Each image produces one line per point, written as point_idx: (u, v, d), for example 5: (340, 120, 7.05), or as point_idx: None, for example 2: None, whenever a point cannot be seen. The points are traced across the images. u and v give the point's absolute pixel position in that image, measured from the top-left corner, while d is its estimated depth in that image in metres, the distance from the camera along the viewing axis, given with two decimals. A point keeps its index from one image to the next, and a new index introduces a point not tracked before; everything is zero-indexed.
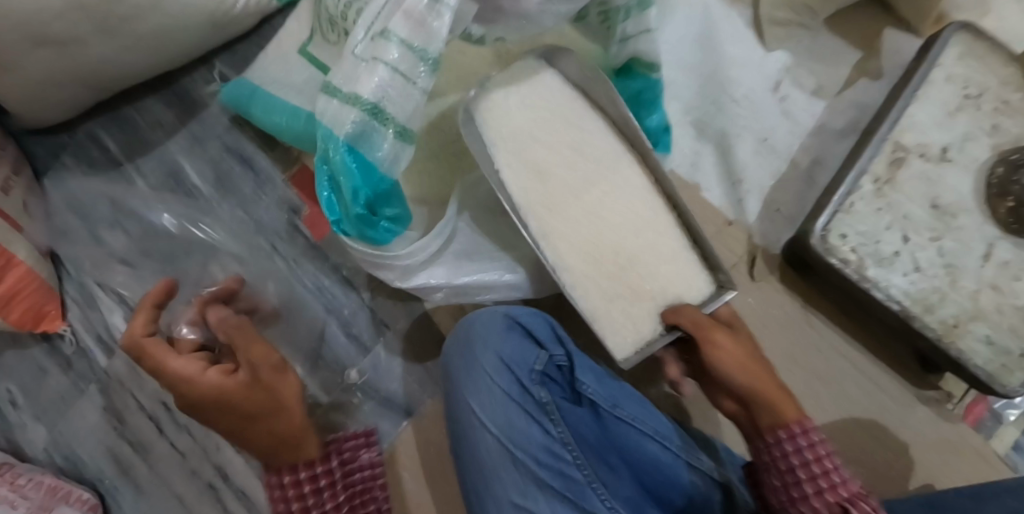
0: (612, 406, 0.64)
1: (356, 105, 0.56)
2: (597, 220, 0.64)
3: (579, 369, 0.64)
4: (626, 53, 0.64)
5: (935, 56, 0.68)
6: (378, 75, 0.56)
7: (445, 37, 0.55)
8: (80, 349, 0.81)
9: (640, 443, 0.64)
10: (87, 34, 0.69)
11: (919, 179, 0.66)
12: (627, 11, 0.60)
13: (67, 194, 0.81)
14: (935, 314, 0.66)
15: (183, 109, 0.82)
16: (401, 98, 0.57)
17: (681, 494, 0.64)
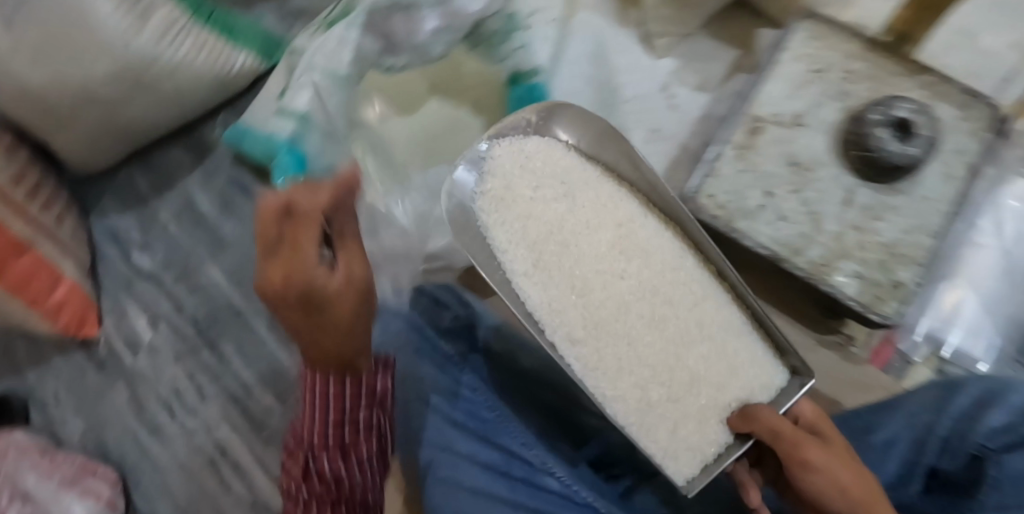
0: (509, 357, 0.78)
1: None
2: (651, 325, 0.74)
3: (480, 327, 0.80)
4: (509, 69, 0.79)
5: (784, 41, 0.80)
6: None
7: None
8: (111, 350, 0.98)
9: (539, 391, 0.77)
10: (124, 95, 0.91)
11: (777, 142, 0.77)
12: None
13: (110, 226, 1.01)
14: (804, 256, 0.75)
15: (196, 151, 1.02)
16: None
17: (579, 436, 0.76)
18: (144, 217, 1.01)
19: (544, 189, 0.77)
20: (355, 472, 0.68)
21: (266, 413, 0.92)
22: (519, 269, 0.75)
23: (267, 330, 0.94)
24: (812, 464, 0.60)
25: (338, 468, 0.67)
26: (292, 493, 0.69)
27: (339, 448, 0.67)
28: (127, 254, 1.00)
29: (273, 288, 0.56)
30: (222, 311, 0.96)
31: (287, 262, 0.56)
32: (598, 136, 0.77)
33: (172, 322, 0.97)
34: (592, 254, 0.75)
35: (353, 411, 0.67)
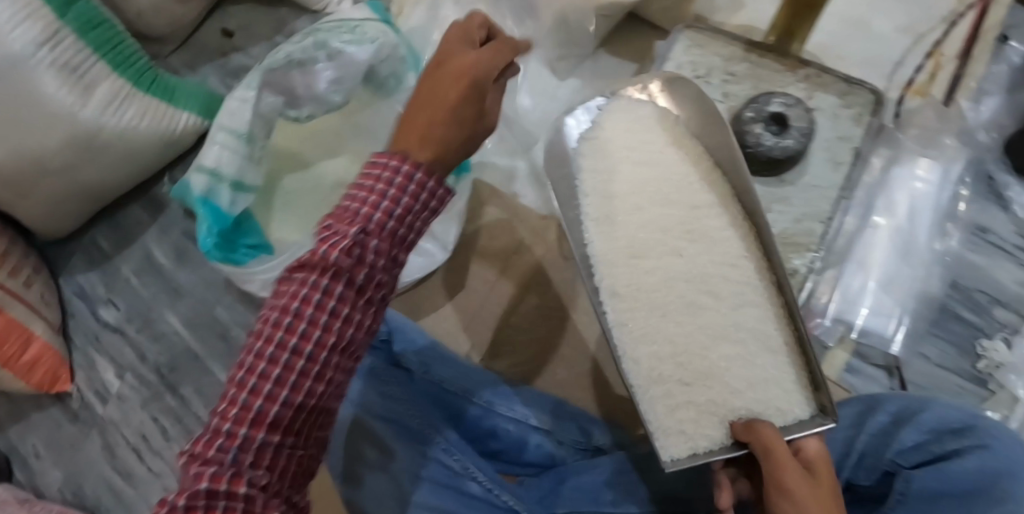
0: (424, 370, 0.78)
1: (202, 172, 0.78)
2: (688, 316, 0.70)
3: (397, 340, 0.79)
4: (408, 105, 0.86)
5: (667, 52, 0.84)
6: (210, 150, 0.78)
7: (248, 117, 0.78)
8: (83, 402, 1.04)
9: (457, 402, 0.77)
10: (77, 163, 0.98)
11: None
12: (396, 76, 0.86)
13: (77, 286, 1.08)
14: None
15: (153, 209, 1.09)
16: (234, 165, 0.78)
17: (497, 440, 0.78)
18: (108, 274, 1.08)
19: (646, 150, 0.76)
20: (346, 304, 0.49)
21: None
22: (592, 214, 0.75)
23: (223, 370, 1.00)
24: (798, 499, 0.55)
25: (319, 304, 0.48)
26: (247, 358, 0.49)
27: (357, 247, 0.48)
28: (94, 310, 1.07)
29: (418, 136, 0.52)
30: (182, 355, 1.02)
31: (410, 120, 0.53)
32: (705, 121, 0.74)
33: (137, 371, 1.03)
34: (661, 229, 0.74)
35: (364, 254, 0.49)
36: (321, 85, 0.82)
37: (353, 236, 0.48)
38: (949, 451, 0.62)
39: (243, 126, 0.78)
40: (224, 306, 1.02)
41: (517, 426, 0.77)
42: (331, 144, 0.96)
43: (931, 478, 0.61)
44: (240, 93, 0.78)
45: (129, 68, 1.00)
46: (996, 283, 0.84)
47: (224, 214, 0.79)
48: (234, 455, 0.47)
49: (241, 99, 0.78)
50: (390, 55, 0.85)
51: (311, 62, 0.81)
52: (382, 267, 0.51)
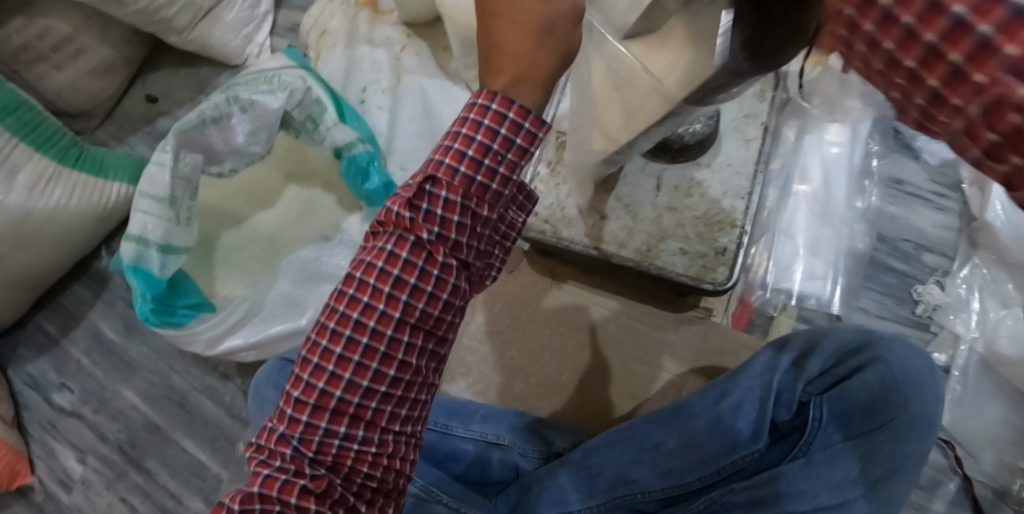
0: None
1: (129, 241, 0.77)
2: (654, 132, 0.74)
3: None
4: (329, 144, 0.88)
5: None
6: (136, 218, 0.78)
7: (167, 180, 0.78)
8: (47, 494, 1.01)
9: None
10: (9, 251, 0.96)
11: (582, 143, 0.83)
12: (311, 118, 0.87)
13: (26, 375, 1.06)
14: (630, 247, 0.79)
15: (95, 286, 1.08)
16: (160, 230, 0.78)
17: (459, 461, 0.77)
18: (58, 359, 1.06)
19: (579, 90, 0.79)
20: (417, 259, 0.47)
21: None
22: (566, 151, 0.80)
23: (186, 437, 0.98)
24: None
25: (391, 261, 0.47)
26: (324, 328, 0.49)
27: (426, 204, 0.46)
28: (47, 397, 1.05)
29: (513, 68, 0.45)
30: (142, 429, 1.00)
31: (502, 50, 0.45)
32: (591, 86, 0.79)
33: (98, 453, 1.01)
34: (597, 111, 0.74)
35: (437, 212, 0.46)
36: (239, 138, 0.84)
37: (435, 211, 0.46)
38: (851, 370, 0.67)
39: (165, 190, 0.78)
40: (178, 372, 1.01)
41: (478, 444, 0.77)
42: (266, 195, 0.97)
43: (840, 400, 0.66)
44: (157, 158, 0.78)
45: (54, 146, 1.00)
46: (917, 229, 0.88)
47: (155, 279, 0.79)
48: (298, 444, 0.48)
49: (159, 162, 0.78)
50: (303, 99, 0.85)
51: (225, 117, 0.82)
52: (471, 230, 0.48)
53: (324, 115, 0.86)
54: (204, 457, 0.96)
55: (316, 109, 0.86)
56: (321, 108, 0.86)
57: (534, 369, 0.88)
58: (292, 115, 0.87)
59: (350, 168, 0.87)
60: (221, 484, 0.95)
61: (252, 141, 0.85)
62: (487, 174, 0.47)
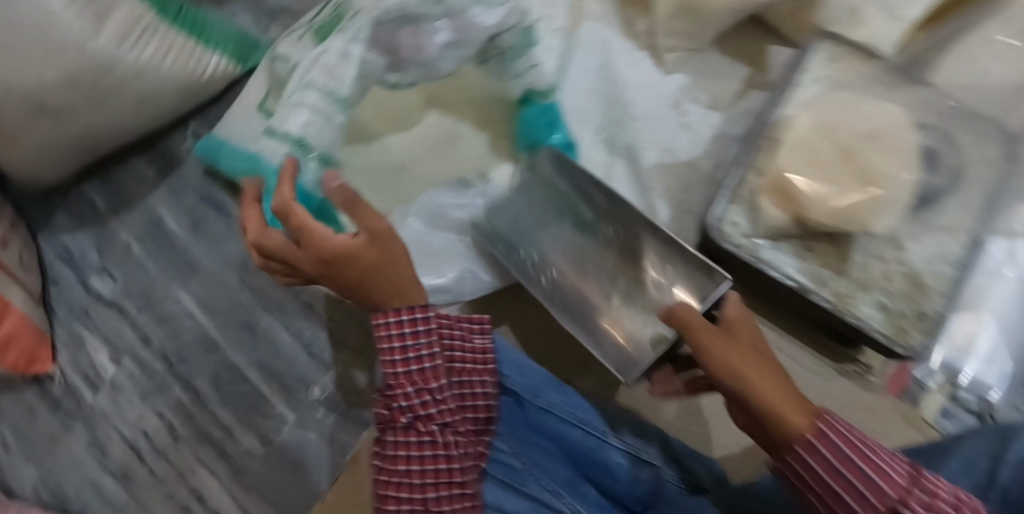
0: (534, 396, 0.73)
1: (287, 141, 0.71)
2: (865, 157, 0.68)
3: (505, 364, 0.74)
4: (523, 86, 0.78)
5: (805, 63, 0.77)
6: (300, 116, 0.71)
7: (350, 82, 0.72)
8: (68, 388, 0.88)
9: (562, 431, 0.73)
10: (80, 104, 0.81)
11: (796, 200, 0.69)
12: (514, 49, 0.77)
13: (60, 247, 0.91)
14: (828, 287, 0.72)
15: (161, 165, 0.92)
16: (319, 137, 0.72)
17: (608, 473, 0.72)
18: (104, 239, 0.91)
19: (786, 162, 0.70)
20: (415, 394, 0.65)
21: (246, 456, 0.82)
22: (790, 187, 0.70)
23: (248, 365, 0.84)
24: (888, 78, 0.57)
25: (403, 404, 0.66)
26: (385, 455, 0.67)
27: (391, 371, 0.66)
28: (84, 280, 0.90)
29: (376, 289, 0.66)
30: (192, 343, 0.86)
31: (371, 275, 0.65)
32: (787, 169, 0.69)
33: (136, 356, 0.87)
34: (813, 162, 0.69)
35: (399, 367, 0.66)
36: (434, 46, 0.73)
37: (407, 394, 0.65)
38: None
39: (343, 89, 0.72)
40: (250, 289, 0.86)
41: (586, 436, 0.72)
42: (404, 119, 0.84)
43: None
44: (335, 45, 0.71)
45: None
46: None
47: (309, 194, 0.72)
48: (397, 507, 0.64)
49: (345, 55, 0.71)
50: (517, 25, 0.75)
51: (423, 18, 0.72)
52: (421, 370, 0.66)
53: (530, 49, 0.77)
54: (266, 394, 0.83)
55: (524, 37, 0.76)
56: (531, 42, 0.77)
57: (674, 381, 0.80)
58: (499, 39, 0.76)
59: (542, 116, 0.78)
60: (281, 429, 0.82)
61: (445, 57, 0.74)
62: (411, 334, 0.65)
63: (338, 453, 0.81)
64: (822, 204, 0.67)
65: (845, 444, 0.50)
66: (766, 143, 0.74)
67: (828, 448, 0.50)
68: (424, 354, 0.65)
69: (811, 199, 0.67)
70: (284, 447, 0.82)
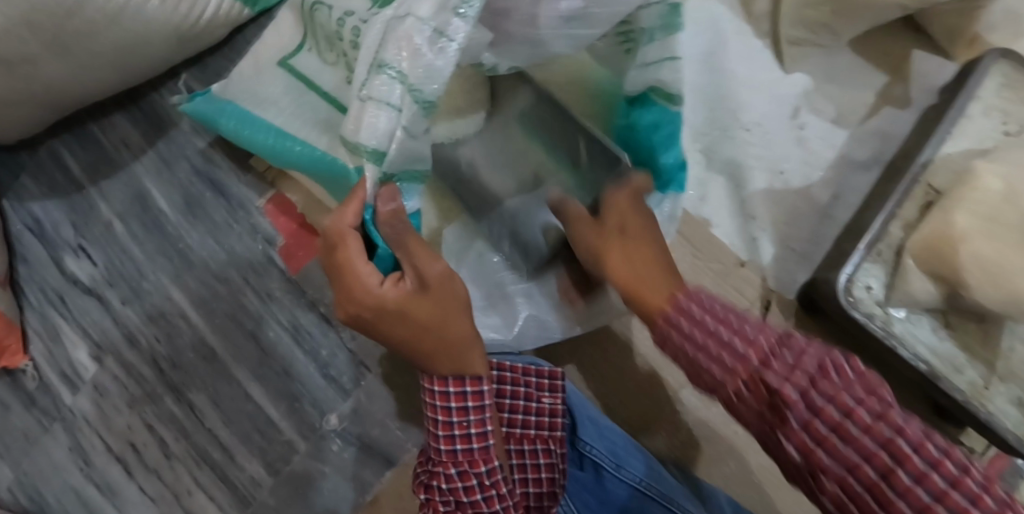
0: (618, 466, 0.59)
1: (365, 155, 0.48)
2: None
3: (582, 427, 0.60)
4: (644, 80, 0.57)
5: (974, 87, 0.63)
6: (378, 118, 0.48)
7: (446, 79, 0.48)
8: (43, 384, 0.75)
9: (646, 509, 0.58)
10: (39, 53, 0.62)
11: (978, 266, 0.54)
12: (652, 33, 0.56)
13: (29, 216, 0.76)
14: (962, 374, 0.60)
15: (151, 126, 0.76)
16: (398, 146, 0.49)
17: None
18: (79, 212, 0.76)
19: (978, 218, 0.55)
20: (461, 474, 0.52)
21: (251, 485, 0.72)
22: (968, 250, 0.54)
23: (252, 382, 0.73)
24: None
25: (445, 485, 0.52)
26: None
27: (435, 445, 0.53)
28: (58, 259, 0.75)
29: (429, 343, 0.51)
30: (189, 349, 0.74)
31: (426, 331, 0.51)
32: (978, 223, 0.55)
33: (122, 357, 0.74)
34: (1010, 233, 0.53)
35: (445, 443, 0.52)
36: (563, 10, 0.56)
37: (449, 477, 0.52)
38: None
39: (429, 89, 0.48)
40: (256, 292, 0.74)
41: None
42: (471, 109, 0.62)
43: None
44: (422, 14, 0.47)
45: None
46: None
47: None
48: None
49: (439, 34, 0.48)
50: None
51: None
52: (468, 446, 0.52)
53: (672, 34, 0.55)
54: (276, 418, 0.72)
55: (672, 14, 0.55)
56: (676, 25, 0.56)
57: (749, 450, 0.68)
58: (637, 15, 0.56)
59: (663, 125, 0.58)
60: (292, 459, 0.72)
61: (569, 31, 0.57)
62: (461, 407, 0.52)
63: (356, 491, 0.71)
64: (995, 286, 0.53)
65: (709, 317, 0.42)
66: (919, 191, 0.61)
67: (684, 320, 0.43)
68: (475, 433, 0.52)
69: (977, 277, 0.54)
70: (294, 477, 0.72)
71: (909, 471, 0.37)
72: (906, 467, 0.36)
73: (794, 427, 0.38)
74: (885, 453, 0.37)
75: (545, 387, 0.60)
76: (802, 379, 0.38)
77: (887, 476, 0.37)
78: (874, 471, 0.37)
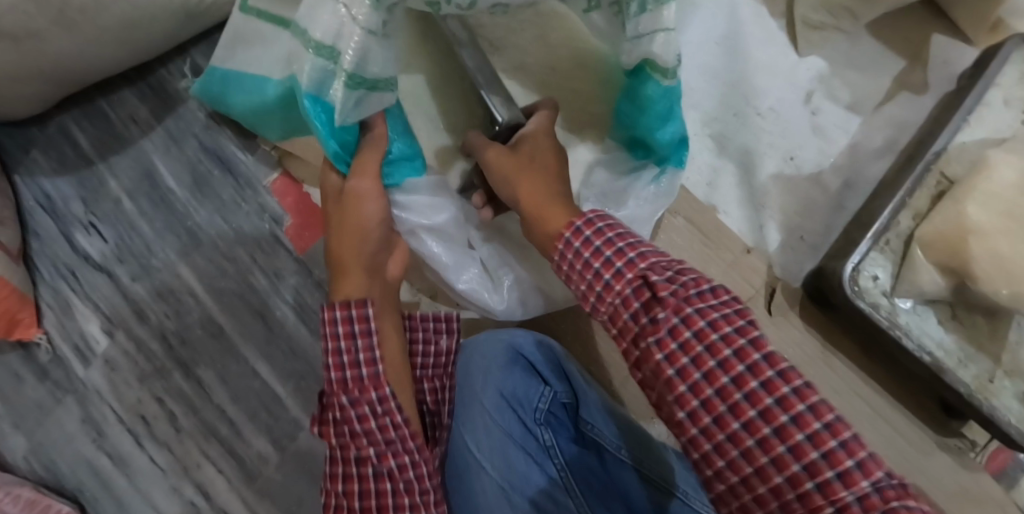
0: (618, 448, 0.58)
1: (310, 48, 0.53)
2: None
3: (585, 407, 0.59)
4: (639, 52, 0.55)
5: (994, 74, 0.62)
6: (329, 13, 0.52)
7: None
8: (56, 357, 0.76)
9: (645, 490, 0.56)
10: (45, 28, 0.62)
11: (989, 256, 0.53)
12: (642, 2, 0.53)
13: (40, 192, 0.77)
14: (968, 367, 0.59)
15: (159, 103, 0.76)
16: (349, 38, 0.52)
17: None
18: (89, 187, 0.76)
19: (994, 212, 0.54)
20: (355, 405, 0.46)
21: (258, 460, 0.73)
22: (981, 244, 0.54)
23: (259, 359, 0.74)
24: None
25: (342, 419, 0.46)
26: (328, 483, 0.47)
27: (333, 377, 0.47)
28: (69, 235, 0.76)
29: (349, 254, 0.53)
30: (198, 324, 0.75)
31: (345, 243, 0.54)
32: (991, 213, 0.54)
33: (132, 331, 0.75)
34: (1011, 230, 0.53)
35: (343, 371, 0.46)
36: None
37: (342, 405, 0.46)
38: None
39: None
40: (263, 271, 0.74)
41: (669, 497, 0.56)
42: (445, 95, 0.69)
43: None
44: None
45: None
46: None
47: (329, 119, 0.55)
48: None
49: None
50: None
51: None
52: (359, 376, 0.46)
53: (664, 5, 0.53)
54: (283, 395, 0.73)
55: None
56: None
57: None
58: None
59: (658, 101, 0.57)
60: (298, 435, 0.73)
61: None
62: (358, 335, 0.47)
63: None
64: (1005, 278, 0.53)
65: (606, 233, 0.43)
66: (932, 179, 0.60)
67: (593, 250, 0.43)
68: (364, 359, 0.46)
69: (987, 270, 0.53)
70: (301, 453, 0.73)
71: (775, 400, 0.37)
72: (774, 398, 0.37)
73: (661, 339, 0.40)
74: (739, 400, 0.38)
75: (440, 329, 0.61)
76: (660, 311, 0.40)
77: (752, 407, 0.38)
78: (724, 409, 0.38)
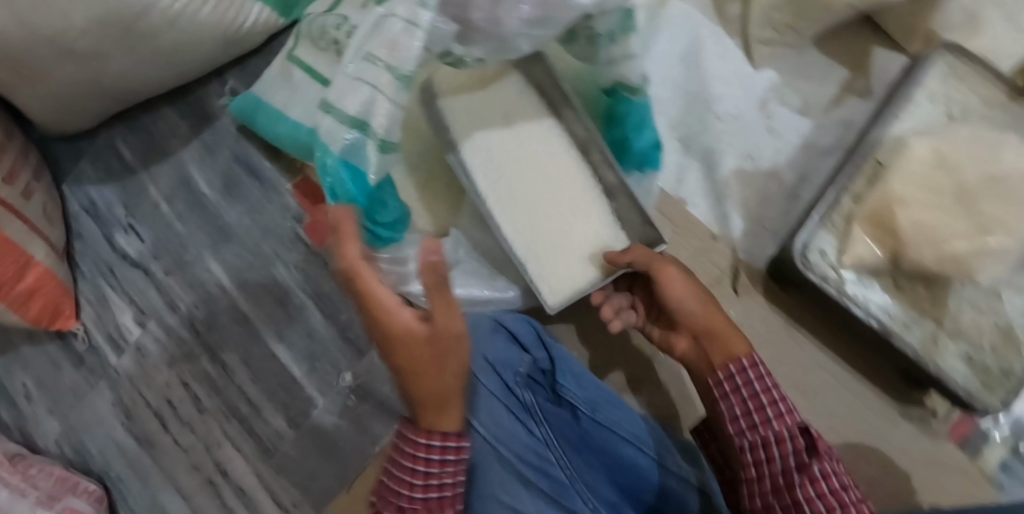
0: (590, 409, 0.64)
1: (345, 123, 0.59)
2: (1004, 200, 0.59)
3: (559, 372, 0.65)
4: (611, 76, 0.67)
5: (920, 76, 0.71)
6: (362, 94, 0.58)
7: (418, 57, 0.56)
8: (91, 346, 0.84)
9: (616, 446, 0.63)
10: (108, 50, 0.72)
11: (918, 227, 0.61)
12: (611, 36, 0.62)
13: (85, 198, 0.86)
14: (914, 331, 0.66)
15: (196, 120, 0.87)
16: (381, 114, 0.58)
17: (653, 491, 0.62)
18: (131, 193, 0.86)
19: (919, 188, 0.62)
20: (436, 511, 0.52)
21: (275, 438, 0.80)
22: (908, 216, 0.61)
23: (278, 344, 0.81)
24: None
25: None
26: None
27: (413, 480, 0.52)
28: (110, 236, 0.85)
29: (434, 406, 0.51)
30: (223, 314, 0.82)
31: (425, 380, 0.50)
32: (918, 190, 0.62)
33: (163, 321, 0.83)
34: (934, 203, 0.61)
35: (428, 484, 0.51)
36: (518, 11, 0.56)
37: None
38: None
39: (406, 66, 0.57)
40: (284, 264, 0.83)
41: (638, 453, 0.63)
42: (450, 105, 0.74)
43: None
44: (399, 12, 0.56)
45: None
46: None
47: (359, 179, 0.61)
48: None
49: (411, 23, 0.55)
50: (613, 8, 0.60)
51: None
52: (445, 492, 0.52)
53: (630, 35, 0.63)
54: (298, 377, 0.80)
55: (627, 19, 0.62)
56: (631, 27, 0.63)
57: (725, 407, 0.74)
58: (596, 22, 0.61)
59: (631, 115, 0.69)
60: (311, 413, 0.80)
61: (522, 33, 0.57)
62: (452, 459, 0.52)
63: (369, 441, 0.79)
64: (931, 245, 0.60)
65: (759, 384, 0.53)
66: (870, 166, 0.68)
67: (740, 379, 0.54)
68: (450, 482, 0.52)
69: (916, 238, 0.61)
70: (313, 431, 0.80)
71: None
72: None
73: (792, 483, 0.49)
74: None
75: None
76: (806, 457, 0.50)
77: None
78: None
